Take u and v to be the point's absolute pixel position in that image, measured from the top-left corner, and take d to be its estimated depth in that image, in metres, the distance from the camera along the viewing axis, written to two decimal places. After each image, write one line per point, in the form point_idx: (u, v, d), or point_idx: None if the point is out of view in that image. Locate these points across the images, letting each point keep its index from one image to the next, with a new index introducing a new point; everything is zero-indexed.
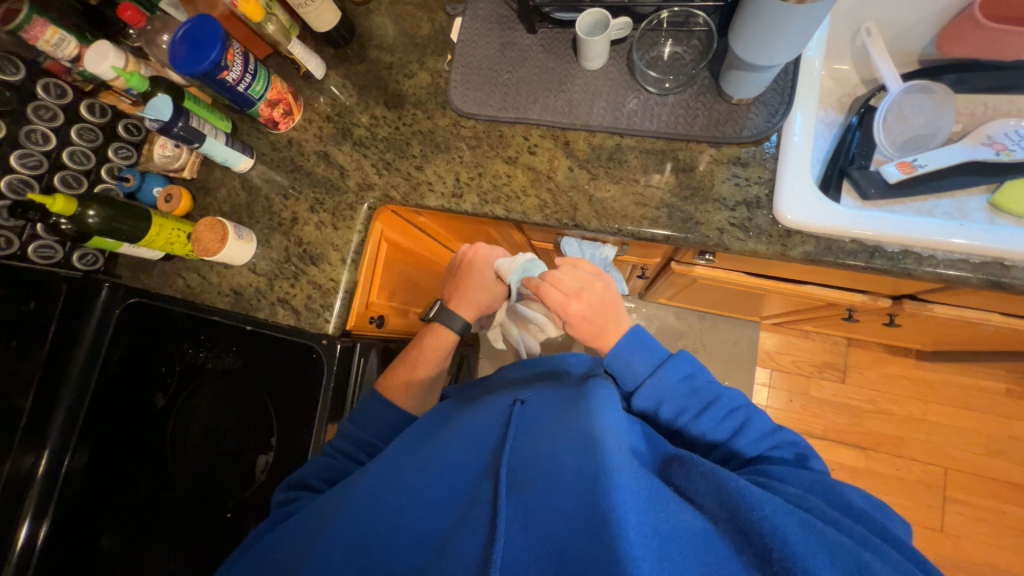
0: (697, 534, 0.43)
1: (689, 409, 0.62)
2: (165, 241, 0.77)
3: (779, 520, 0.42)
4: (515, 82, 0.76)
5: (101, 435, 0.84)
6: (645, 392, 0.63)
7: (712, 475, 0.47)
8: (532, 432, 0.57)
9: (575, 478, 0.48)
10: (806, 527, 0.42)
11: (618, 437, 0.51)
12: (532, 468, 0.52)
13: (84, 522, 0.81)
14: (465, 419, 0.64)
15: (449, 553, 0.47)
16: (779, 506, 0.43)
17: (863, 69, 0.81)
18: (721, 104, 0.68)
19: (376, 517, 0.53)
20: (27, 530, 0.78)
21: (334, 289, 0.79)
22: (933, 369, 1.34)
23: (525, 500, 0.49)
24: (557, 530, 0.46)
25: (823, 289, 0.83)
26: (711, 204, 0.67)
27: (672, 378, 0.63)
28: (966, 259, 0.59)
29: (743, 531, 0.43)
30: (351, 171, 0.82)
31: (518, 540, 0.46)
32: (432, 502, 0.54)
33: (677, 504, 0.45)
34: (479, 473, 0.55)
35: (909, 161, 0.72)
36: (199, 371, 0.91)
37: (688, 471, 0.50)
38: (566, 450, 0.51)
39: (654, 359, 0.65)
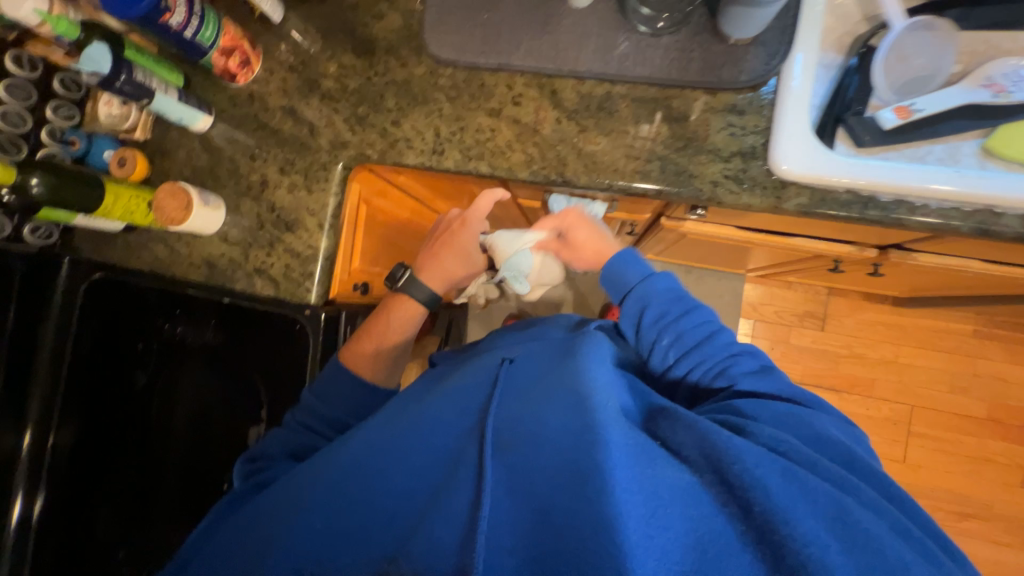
0: (681, 487, 0.44)
1: (672, 312, 0.62)
2: (124, 211, 0.72)
3: (762, 472, 0.43)
4: (497, 23, 0.69)
5: (87, 413, 0.85)
6: (633, 297, 0.65)
7: (697, 429, 0.48)
8: (519, 392, 0.58)
9: (561, 437, 0.49)
10: (788, 477, 0.43)
11: (605, 393, 0.51)
12: (516, 428, 0.53)
13: (82, 495, 0.85)
14: (453, 380, 0.65)
15: (438, 512, 0.48)
16: (762, 458, 0.44)
17: (867, 4, 0.76)
18: (719, 45, 0.63)
19: (361, 480, 0.54)
20: (22, 505, 0.81)
21: (313, 256, 0.76)
22: (908, 314, 1.39)
23: (510, 460, 0.50)
24: (543, 489, 0.47)
25: (811, 242, 0.82)
26: (704, 156, 0.64)
27: (659, 286, 0.64)
28: (959, 209, 0.59)
29: (727, 484, 0.44)
30: (321, 128, 0.76)
31: (503, 500, 0.48)
32: (416, 465, 0.54)
33: (663, 461, 0.46)
34: (464, 432, 0.56)
35: (906, 106, 0.71)
36: (180, 346, 0.88)
37: (671, 423, 0.51)
38: (552, 409, 0.52)
39: (644, 270, 0.66)
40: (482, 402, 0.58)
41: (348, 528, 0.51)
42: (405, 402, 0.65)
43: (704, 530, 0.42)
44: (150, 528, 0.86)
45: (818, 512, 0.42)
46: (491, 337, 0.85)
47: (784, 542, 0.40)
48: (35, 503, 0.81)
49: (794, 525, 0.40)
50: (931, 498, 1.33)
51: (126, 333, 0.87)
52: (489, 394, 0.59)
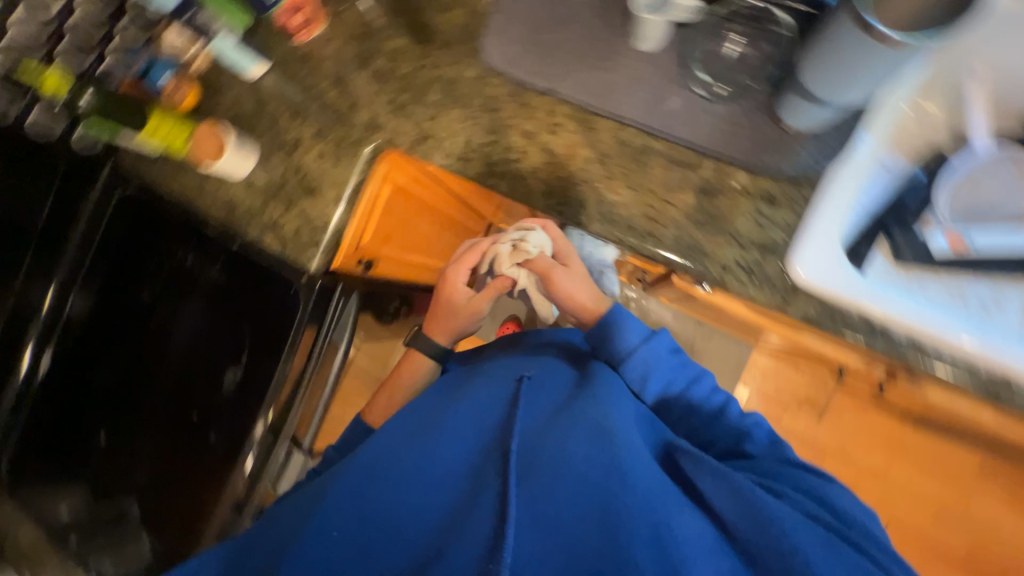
0: (704, 539, 0.47)
1: (678, 380, 0.68)
2: (163, 136, 0.76)
3: (797, 538, 0.45)
4: (556, 45, 0.68)
5: (101, 302, 0.92)
6: (635, 361, 0.67)
7: (728, 481, 0.51)
8: (536, 419, 0.61)
9: (587, 471, 0.51)
10: (825, 546, 0.45)
11: (628, 433, 0.55)
12: (539, 455, 0.54)
13: (81, 375, 0.92)
14: (467, 395, 0.69)
15: (457, 533, 0.48)
16: (797, 522, 0.47)
17: (955, 116, 0.69)
18: (772, 129, 0.60)
19: (377, 496, 0.55)
20: (32, 354, 0.93)
21: (324, 227, 0.78)
22: (913, 432, 1.31)
23: (536, 487, 0.51)
24: (570, 525, 0.48)
25: (818, 342, 0.79)
26: (723, 238, 0.62)
27: (663, 350, 0.67)
28: (970, 368, 0.56)
29: (758, 540, 0.46)
30: (363, 105, 0.77)
31: (528, 528, 0.48)
32: (432, 482, 0.56)
33: (690, 509, 0.50)
34: (483, 451, 0.58)
35: (961, 234, 0.66)
36: (187, 277, 0.89)
37: (698, 469, 0.54)
38: (577, 440, 0.55)
39: (643, 331, 0.68)
40: (499, 423, 0.61)
41: (361, 540, 0.51)
42: (412, 423, 0.69)
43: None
44: (124, 431, 0.90)
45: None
46: (505, 341, 0.88)
47: None
48: (43, 357, 0.93)
49: None
50: None
51: (142, 248, 0.91)
52: (508, 413, 0.61)
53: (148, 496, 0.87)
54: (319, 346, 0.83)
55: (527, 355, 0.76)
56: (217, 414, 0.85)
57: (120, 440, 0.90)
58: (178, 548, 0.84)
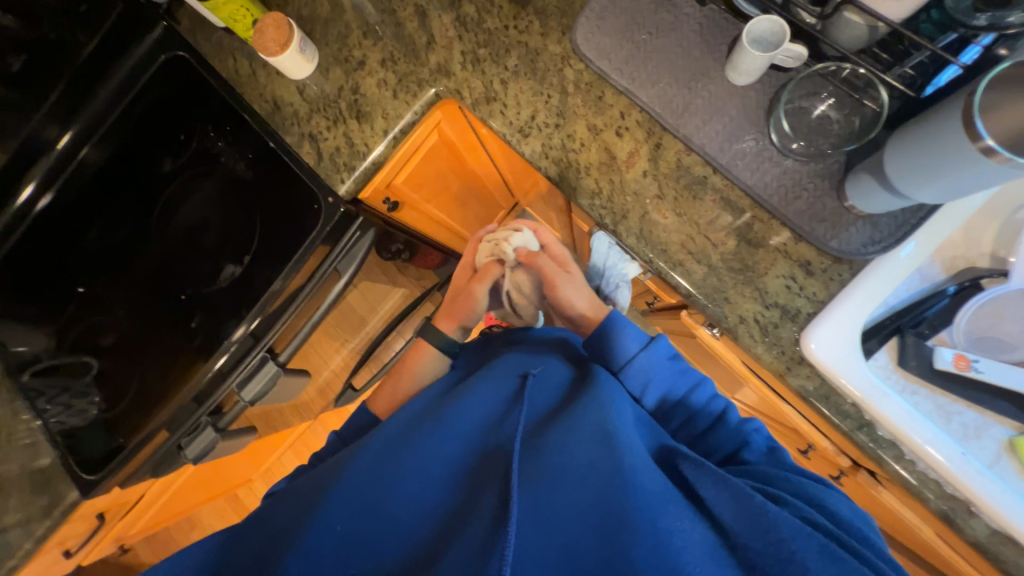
0: (706, 548, 0.42)
1: (677, 388, 0.63)
2: (228, 14, 0.74)
3: (799, 545, 0.40)
4: (649, 49, 0.66)
5: (121, 158, 0.90)
6: (633, 369, 0.63)
7: (725, 486, 0.45)
8: (540, 424, 0.60)
9: (590, 473, 0.49)
10: (829, 557, 0.39)
11: (630, 435, 0.52)
12: (541, 457, 0.53)
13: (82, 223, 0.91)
14: (472, 384, 0.68)
15: (456, 535, 0.47)
16: (799, 528, 0.40)
17: (1004, 245, 0.70)
18: (832, 201, 0.60)
19: (376, 483, 0.55)
20: (29, 195, 0.90)
21: (363, 154, 0.76)
22: None
23: (537, 490, 0.49)
24: (573, 533, 0.45)
25: (799, 417, 0.80)
26: (749, 290, 0.61)
27: (660, 355, 0.63)
28: (940, 484, 0.57)
29: (760, 553, 0.41)
30: (439, 46, 0.74)
31: (532, 536, 0.46)
32: (433, 477, 0.56)
33: (687, 515, 0.44)
34: (487, 449, 0.58)
35: (968, 357, 0.67)
36: (210, 159, 0.87)
37: (699, 475, 0.48)
38: (579, 442, 0.52)
39: (642, 337, 0.65)
40: (502, 423, 0.60)
41: (365, 532, 0.51)
42: (414, 413, 0.68)
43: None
44: (109, 291, 0.89)
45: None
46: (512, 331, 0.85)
47: None
48: (42, 200, 0.90)
49: None
50: None
51: (177, 118, 0.88)
52: (514, 413, 0.60)
53: (113, 361, 0.86)
54: (322, 271, 0.80)
55: (531, 348, 0.75)
56: (203, 304, 0.84)
57: (103, 299, 0.90)
58: (128, 420, 0.84)
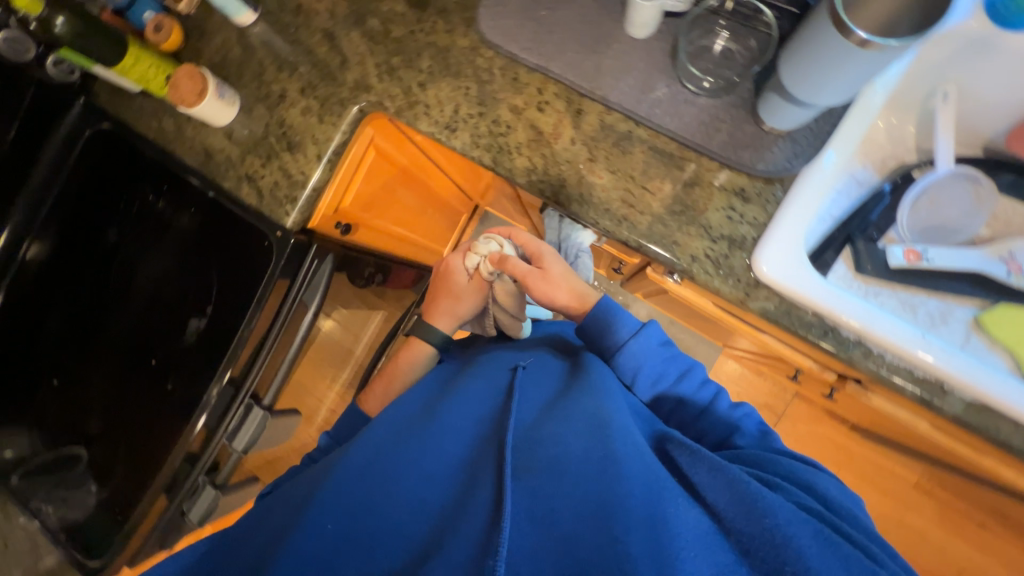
0: (704, 534, 0.42)
1: (667, 374, 0.66)
2: (140, 77, 0.74)
3: (794, 531, 0.41)
4: (550, 23, 0.68)
5: (66, 239, 0.90)
6: (625, 356, 0.66)
7: (722, 473, 0.46)
8: (533, 412, 0.59)
9: (583, 462, 0.48)
10: (820, 541, 0.40)
11: (625, 423, 0.52)
12: (534, 448, 0.52)
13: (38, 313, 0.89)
14: (466, 385, 0.68)
15: (450, 531, 0.46)
16: (792, 514, 0.42)
17: (925, 136, 0.73)
18: (751, 126, 0.62)
19: (370, 485, 0.54)
20: None
21: (301, 183, 0.77)
22: (861, 444, 1.37)
23: (530, 481, 0.48)
24: (566, 520, 0.44)
25: (778, 343, 0.82)
26: (695, 229, 0.63)
27: (652, 342, 0.66)
28: (908, 368, 0.59)
29: (750, 535, 0.42)
30: (353, 64, 0.76)
31: (523, 529, 0.45)
32: (428, 475, 0.54)
33: (685, 501, 0.44)
34: (482, 447, 0.57)
35: (916, 250, 0.69)
36: (154, 221, 0.87)
37: (694, 462, 0.49)
38: (573, 432, 0.52)
39: (632, 324, 0.67)
40: (498, 418, 0.60)
41: (355, 533, 0.49)
42: (407, 414, 0.67)
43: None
44: (79, 375, 0.88)
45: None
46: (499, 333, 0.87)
47: None
48: None
49: None
50: None
51: (115, 189, 0.88)
52: (507, 409, 0.60)
53: (98, 443, 0.85)
54: (288, 306, 0.81)
55: (522, 347, 0.77)
56: (176, 365, 0.83)
57: (76, 384, 0.88)
58: (124, 498, 0.82)
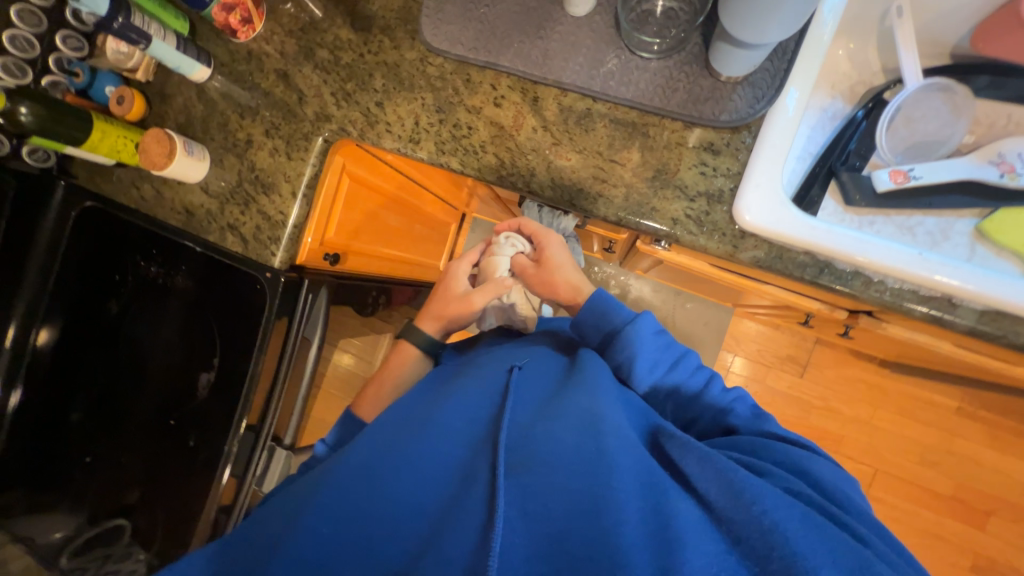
0: (698, 523, 0.45)
1: (663, 361, 0.64)
2: (110, 149, 0.76)
3: (780, 516, 0.43)
4: (492, 19, 0.68)
5: (71, 320, 0.91)
6: (621, 343, 0.64)
7: (711, 463, 0.48)
8: (528, 409, 0.60)
9: (576, 459, 0.50)
10: (806, 524, 0.43)
11: (617, 418, 0.53)
12: (527, 446, 0.53)
13: (58, 395, 0.91)
14: (460, 384, 0.68)
15: (448, 535, 0.48)
16: (779, 499, 0.44)
17: (888, 55, 0.72)
18: (707, 79, 0.61)
19: (367, 489, 0.54)
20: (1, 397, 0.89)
21: (282, 222, 0.79)
22: (893, 379, 1.34)
23: (524, 479, 0.50)
24: (558, 515, 0.47)
25: (781, 290, 0.80)
26: (670, 191, 0.62)
27: (647, 330, 0.65)
28: (916, 291, 0.57)
29: (740, 522, 0.44)
30: (310, 97, 0.77)
31: (516, 524, 0.47)
32: (422, 475, 0.55)
33: (675, 495, 0.47)
34: (475, 446, 0.57)
35: (903, 170, 0.68)
36: (149, 286, 0.89)
37: (683, 452, 0.51)
38: (566, 429, 0.53)
39: (627, 314, 0.67)
40: (490, 416, 0.60)
41: (353, 536, 0.50)
42: (402, 416, 0.67)
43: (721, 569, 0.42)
44: (107, 448, 0.90)
45: (836, 560, 0.41)
46: (496, 332, 0.87)
47: None
48: (12, 397, 0.89)
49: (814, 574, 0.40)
50: None
51: (109, 262, 0.90)
52: (501, 408, 0.60)
53: (137, 511, 0.87)
54: (291, 343, 0.83)
55: (514, 345, 0.77)
56: (196, 422, 0.85)
57: (106, 457, 0.90)
58: (169, 559, 0.84)
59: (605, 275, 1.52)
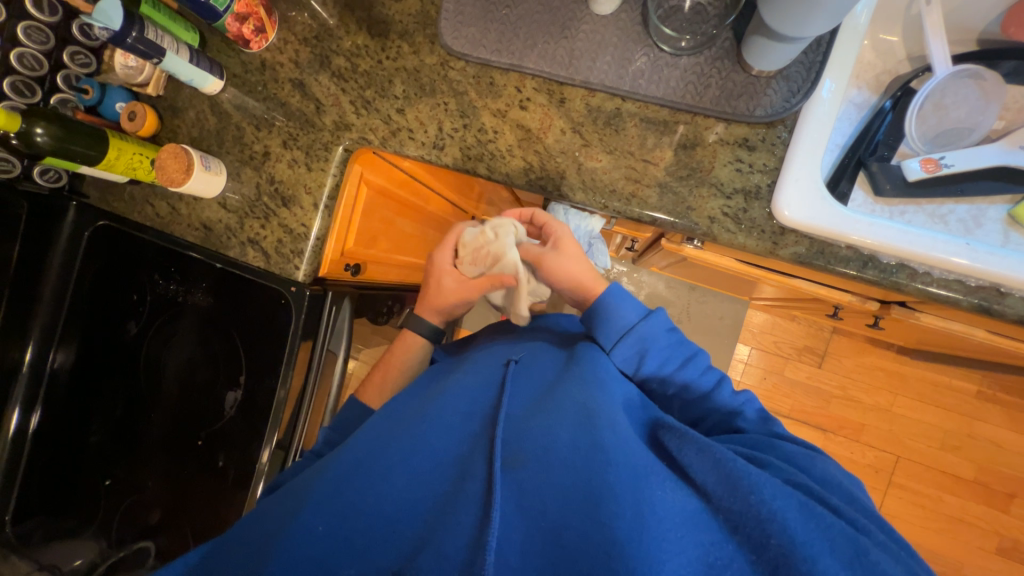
0: (691, 514, 0.43)
1: (673, 358, 0.62)
2: (126, 166, 0.74)
3: (779, 504, 0.40)
4: (514, 20, 0.67)
5: (90, 341, 0.89)
6: (632, 338, 0.62)
7: (709, 453, 0.46)
8: (525, 401, 0.58)
9: (572, 454, 0.48)
10: (805, 512, 0.41)
11: (614, 410, 0.51)
12: (524, 441, 0.51)
13: (79, 416, 0.89)
14: (454, 380, 0.65)
15: (443, 527, 0.45)
16: (778, 489, 0.42)
17: (914, 43, 0.71)
18: (739, 75, 0.61)
19: (362, 484, 0.51)
20: (20, 418, 0.87)
21: (305, 234, 0.77)
22: (912, 365, 1.34)
23: (520, 473, 0.48)
24: (553, 507, 0.45)
25: (811, 285, 0.80)
26: (706, 189, 0.62)
27: (659, 328, 0.63)
28: (963, 281, 0.57)
29: (738, 512, 0.42)
30: (327, 106, 0.75)
31: (512, 520, 0.45)
32: (416, 471, 0.52)
33: (671, 484, 0.45)
34: (470, 441, 0.54)
35: (934, 158, 0.66)
36: (169, 303, 0.87)
37: (682, 443, 0.48)
38: (563, 423, 0.51)
39: (640, 308, 0.64)
40: (488, 410, 0.58)
41: (344, 530, 0.48)
42: (398, 409, 0.65)
43: (717, 559, 0.40)
44: (132, 470, 0.88)
45: (832, 548, 0.39)
46: (495, 328, 0.86)
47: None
48: (32, 418, 0.88)
49: (813, 561, 0.37)
50: None
51: (122, 279, 0.89)
52: (498, 404, 0.58)
53: (163, 534, 0.85)
54: (317, 356, 0.82)
55: (508, 345, 0.74)
56: (223, 440, 0.84)
57: (130, 479, 0.88)
58: None
59: (618, 273, 1.51)
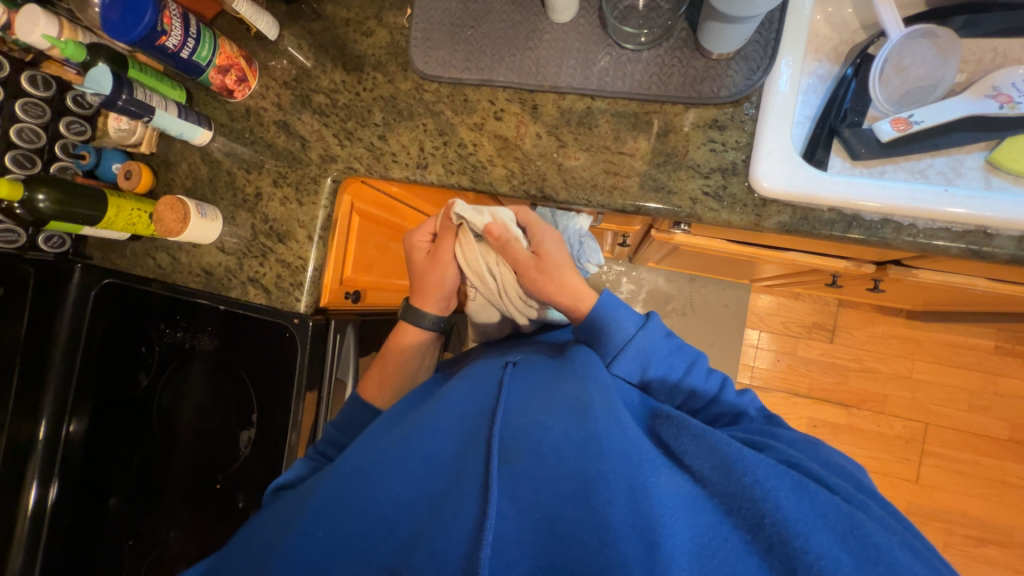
0: (683, 498, 0.42)
1: (675, 366, 0.61)
2: (126, 223, 0.77)
3: (772, 484, 0.40)
4: (479, 39, 0.70)
5: (100, 406, 0.90)
6: (631, 351, 0.60)
7: (706, 439, 0.45)
8: (526, 395, 0.55)
9: (564, 445, 0.47)
10: (798, 490, 0.41)
11: (610, 401, 0.51)
12: (519, 434, 0.49)
13: (93, 485, 0.89)
14: (452, 384, 0.63)
15: (438, 526, 0.44)
16: (772, 469, 0.42)
17: (865, 12, 0.73)
18: (699, 60, 0.63)
19: (360, 486, 0.50)
20: (36, 493, 0.86)
21: (302, 267, 0.79)
22: (923, 328, 1.33)
23: (517, 468, 0.46)
24: (547, 497, 0.44)
25: (805, 256, 0.80)
26: (684, 171, 0.63)
27: (657, 335, 0.61)
28: (948, 229, 0.57)
29: (731, 494, 0.41)
30: (313, 142, 0.78)
31: (508, 511, 0.44)
32: (414, 472, 0.50)
33: (667, 470, 0.44)
34: (466, 440, 0.52)
35: (903, 118, 0.67)
36: (178, 351, 0.90)
37: (678, 431, 0.48)
38: (556, 416, 0.50)
39: (636, 318, 0.62)
40: (487, 407, 0.55)
41: (341, 535, 0.46)
42: (398, 416, 0.62)
43: (711, 539, 0.40)
44: (156, 524, 0.87)
45: (824, 522, 0.39)
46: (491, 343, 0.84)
47: (797, 558, 0.37)
48: (48, 493, 0.87)
49: (804, 537, 0.37)
50: (945, 521, 1.27)
51: (132, 335, 0.91)
52: (495, 399, 0.56)
53: None
54: (326, 387, 0.84)
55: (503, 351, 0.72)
56: (242, 480, 0.84)
57: (153, 533, 0.87)
58: None
59: (616, 273, 1.52)
